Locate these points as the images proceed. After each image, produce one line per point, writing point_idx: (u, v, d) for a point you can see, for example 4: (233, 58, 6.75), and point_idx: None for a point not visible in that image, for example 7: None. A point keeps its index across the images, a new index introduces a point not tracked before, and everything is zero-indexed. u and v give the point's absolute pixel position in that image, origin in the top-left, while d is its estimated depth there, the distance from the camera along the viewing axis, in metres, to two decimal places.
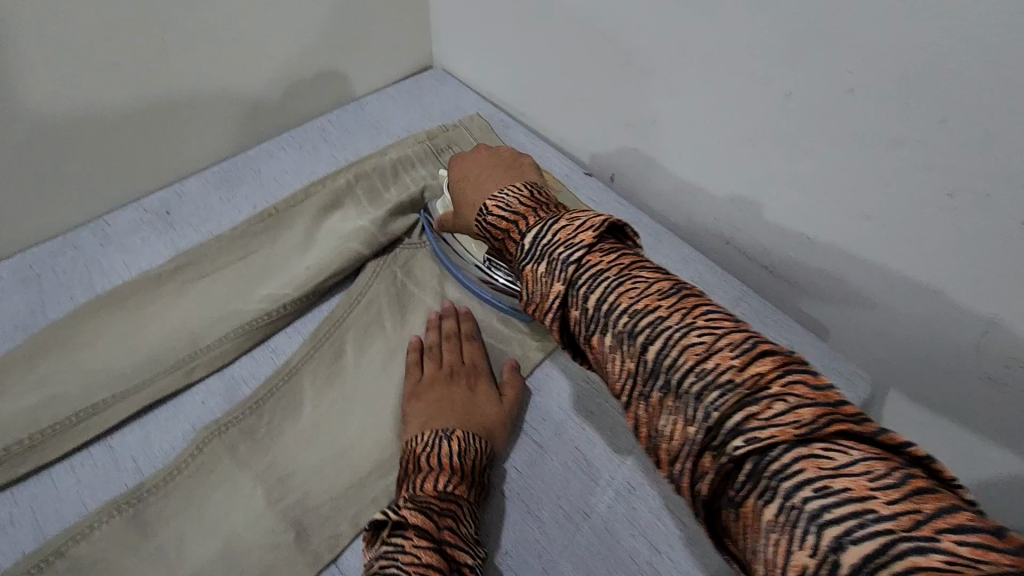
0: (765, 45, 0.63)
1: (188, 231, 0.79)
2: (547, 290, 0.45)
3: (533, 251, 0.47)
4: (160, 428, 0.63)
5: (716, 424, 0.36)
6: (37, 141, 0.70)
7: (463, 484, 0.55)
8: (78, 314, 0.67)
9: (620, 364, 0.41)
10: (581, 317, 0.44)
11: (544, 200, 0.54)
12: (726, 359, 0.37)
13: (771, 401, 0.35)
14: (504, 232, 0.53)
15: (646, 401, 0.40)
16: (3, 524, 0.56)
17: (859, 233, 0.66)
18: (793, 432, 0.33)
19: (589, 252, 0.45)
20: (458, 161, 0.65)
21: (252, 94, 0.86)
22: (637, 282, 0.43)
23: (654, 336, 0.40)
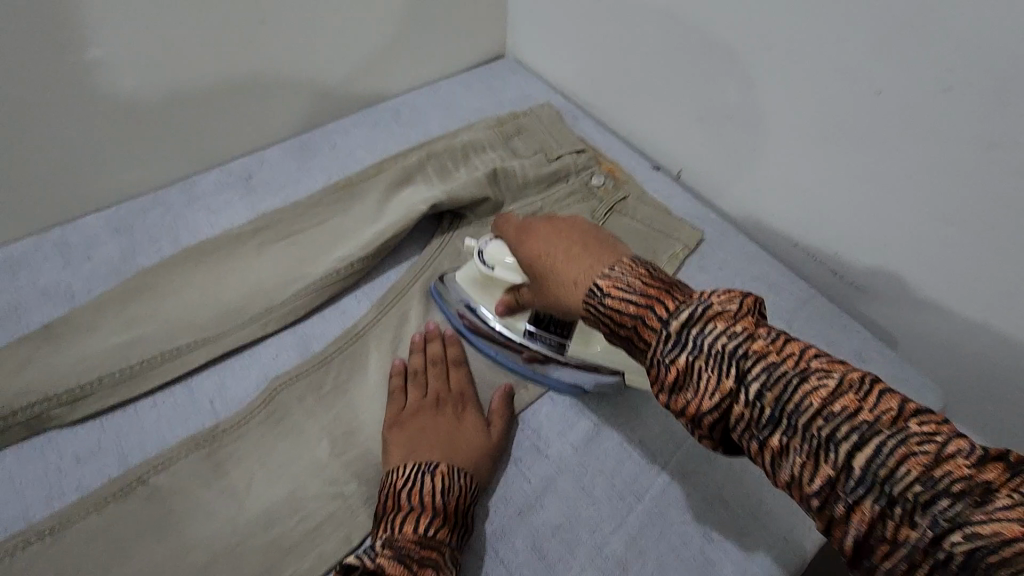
0: (859, 42, 0.62)
1: (268, 195, 0.83)
2: (710, 385, 0.41)
3: (681, 340, 0.42)
4: (236, 376, 0.66)
5: (939, 530, 0.32)
6: (143, 100, 0.76)
7: (446, 526, 0.52)
8: (166, 264, 0.70)
9: (811, 469, 0.37)
10: (755, 416, 0.40)
11: (664, 278, 0.47)
12: (957, 466, 0.33)
13: (1000, 501, 0.32)
14: (632, 320, 0.46)
15: (846, 508, 0.36)
16: (92, 448, 0.60)
17: (939, 238, 0.64)
18: (1022, 528, 0.30)
19: (757, 341, 0.41)
20: (528, 235, 0.59)
21: (338, 69, 0.90)
22: (822, 376, 0.38)
23: (857, 439, 0.36)
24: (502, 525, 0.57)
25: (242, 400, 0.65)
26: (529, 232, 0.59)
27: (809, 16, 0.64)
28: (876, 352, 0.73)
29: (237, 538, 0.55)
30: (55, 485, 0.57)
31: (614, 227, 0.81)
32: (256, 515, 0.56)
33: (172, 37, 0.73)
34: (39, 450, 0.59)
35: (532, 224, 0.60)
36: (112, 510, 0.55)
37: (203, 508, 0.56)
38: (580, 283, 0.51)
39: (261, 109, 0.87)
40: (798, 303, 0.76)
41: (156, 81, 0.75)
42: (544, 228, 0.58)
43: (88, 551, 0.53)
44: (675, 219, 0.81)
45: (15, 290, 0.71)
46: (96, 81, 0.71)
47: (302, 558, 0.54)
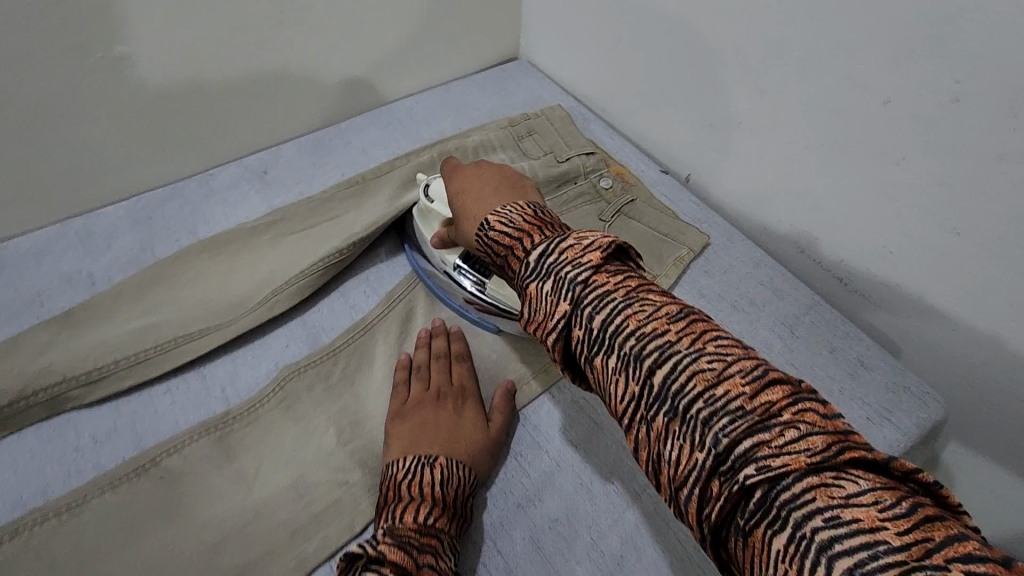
0: (869, 52, 0.62)
1: (282, 190, 0.85)
2: (551, 308, 0.43)
3: (538, 268, 0.44)
4: (248, 365, 0.68)
5: (728, 455, 0.34)
6: (166, 95, 0.78)
7: (445, 516, 0.54)
8: (182, 254, 0.72)
9: (623, 386, 0.39)
10: (585, 339, 0.42)
11: (548, 217, 0.50)
12: (737, 386, 0.35)
13: (786, 429, 0.33)
14: (507, 249, 0.49)
15: (650, 425, 0.38)
16: (108, 431, 0.62)
17: (946, 248, 0.64)
18: (807, 460, 0.32)
19: (599, 270, 0.42)
20: (458, 173, 0.61)
21: (354, 68, 0.92)
22: (645, 304, 0.40)
23: (660, 357, 0.38)
24: (501, 517, 0.59)
25: (253, 387, 0.67)
26: (460, 171, 0.62)
27: (820, 24, 0.65)
28: (881, 360, 0.73)
29: (245, 521, 0.56)
30: (72, 465, 0.59)
31: (621, 230, 0.82)
32: (264, 500, 0.58)
33: (194, 33, 0.75)
34: (59, 430, 0.61)
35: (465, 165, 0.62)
36: (127, 490, 0.57)
37: (212, 491, 0.58)
38: (478, 219, 0.55)
39: (278, 106, 0.89)
40: (803, 309, 0.77)
41: (178, 76, 0.77)
42: (473, 170, 0.60)
43: (102, 528, 0.55)
44: (682, 223, 0.82)
45: (39, 276, 0.74)
46: (122, 77, 0.74)
47: (305, 542, 0.56)
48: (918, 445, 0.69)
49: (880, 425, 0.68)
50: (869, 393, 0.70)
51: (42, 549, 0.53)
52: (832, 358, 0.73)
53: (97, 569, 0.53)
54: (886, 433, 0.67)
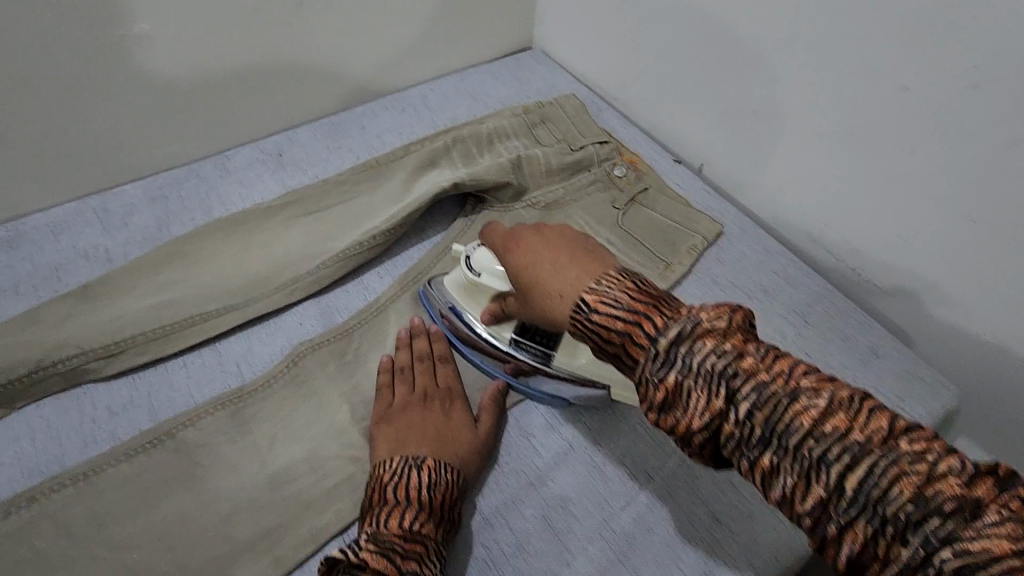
0: (886, 39, 0.62)
1: (297, 173, 0.86)
2: (703, 406, 0.42)
3: (676, 361, 0.43)
4: (262, 342, 0.69)
5: (934, 553, 0.34)
6: (183, 75, 0.79)
7: (432, 520, 0.52)
8: (199, 231, 0.73)
9: (804, 490, 0.38)
10: (746, 436, 0.41)
11: (652, 291, 0.47)
12: (948, 486, 0.35)
13: (990, 521, 0.33)
14: (622, 335, 0.46)
15: (838, 528, 0.37)
16: (124, 403, 0.62)
17: (961, 236, 0.64)
18: (1012, 547, 0.32)
19: (746, 359, 0.42)
20: (517, 242, 0.56)
21: (370, 53, 0.92)
22: (807, 395, 0.40)
23: (842, 456, 0.37)
24: (509, 496, 0.59)
25: (267, 364, 0.67)
26: (517, 241, 0.57)
27: (837, 12, 0.65)
28: (893, 349, 0.73)
29: (259, 494, 0.57)
30: (89, 435, 0.60)
31: (633, 218, 0.82)
32: (277, 473, 0.58)
33: (214, 14, 0.76)
34: (76, 401, 0.62)
35: (518, 232, 0.57)
36: (143, 459, 0.57)
37: (227, 463, 0.58)
38: (567, 298, 0.50)
39: (294, 89, 0.89)
40: (815, 298, 0.77)
41: (197, 57, 0.78)
42: (534, 239, 0.55)
43: (119, 496, 0.55)
44: (694, 211, 0.82)
45: (56, 251, 0.74)
46: (141, 56, 0.74)
47: (318, 515, 0.56)
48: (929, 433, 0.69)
49: None
50: (881, 382, 0.70)
51: (60, 515, 0.54)
52: (844, 347, 0.73)
53: (113, 536, 0.54)
54: None
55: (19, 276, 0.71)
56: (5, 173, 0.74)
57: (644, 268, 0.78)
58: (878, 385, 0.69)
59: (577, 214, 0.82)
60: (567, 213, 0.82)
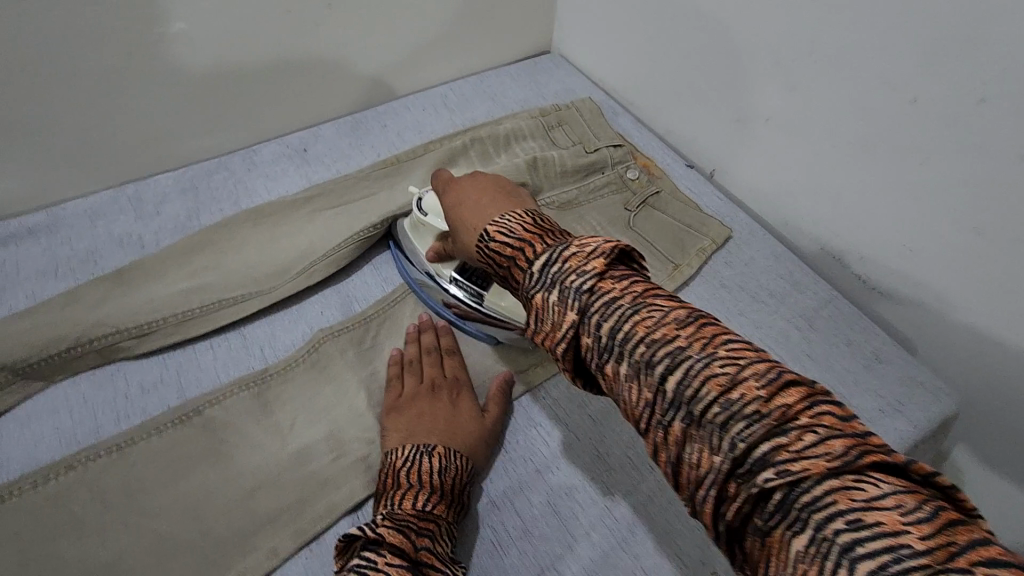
0: (899, 52, 0.64)
1: (321, 168, 0.89)
2: (558, 318, 0.43)
3: (541, 278, 0.44)
4: (285, 327, 0.72)
5: (746, 461, 0.34)
6: (217, 71, 0.82)
7: (443, 503, 0.54)
8: (229, 221, 0.76)
9: (638, 393, 0.39)
10: (593, 346, 0.42)
11: (547, 224, 0.49)
12: (751, 390, 0.35)
13: (803, 433, 0.33)
14: (509, 259, 0.48)
15: (666, 430, 0.38)
16: (156, 381, 0.66)
17: (966, 246, 0.65)
18: (826, 464, 0.32)
19: (603, 277, 0.42)
20: (451, 187, 0.61)
21: (394, 54, 0.96)
22: (654, 310, 0.40)
23: (672, 365, 0.38)
24: (517, 480, 0.62)
25: (289, 348, 0.71)
26: (453, 186, 0.61)
27: (852, 24, 0.67)
28: (896, 354, 0.74)
29: (280, 470, 0.60)
30: (122, 410, 0.64)
31: (645, 220, 0.84)
32: (297, 451, 0.61)
33: (249, 12, 0.79)
34: (110, 377, 0.66)
35: (456, 180, 0.62)
36: (172, 434, 0.61)
37: (251, 440, 0.61)
38: (477, 229, 0.54)
39: (321, 88, 0.93)
40: (821, 303, 0.78)
41: (230, 55, 0.82)
42: (466, 184, 0.60)
43: (149, 467, 0.59)
44: (705, 215, 0.84)
45: (92, 237, 0.78)
46: (178, 53, 0.78)
47: (334, 492, 0.59)
48: (929, 439, 0.70)
49: (892, 417, 0.69)
50: (883, 386, 0.71)
51: (94, 483, 0.57)
52: (848, 351, 0.74)
53: (144, 504, 0.57)
54: (900, 426, 0.69)
55: (57, 259, 0.75)
56: (47, 161, 0.78)
57: (654, 269, 0.80)
58: (881, 389, 0.71)
59: (590, 215, 0.84)
60: (580, 214, 0.84)
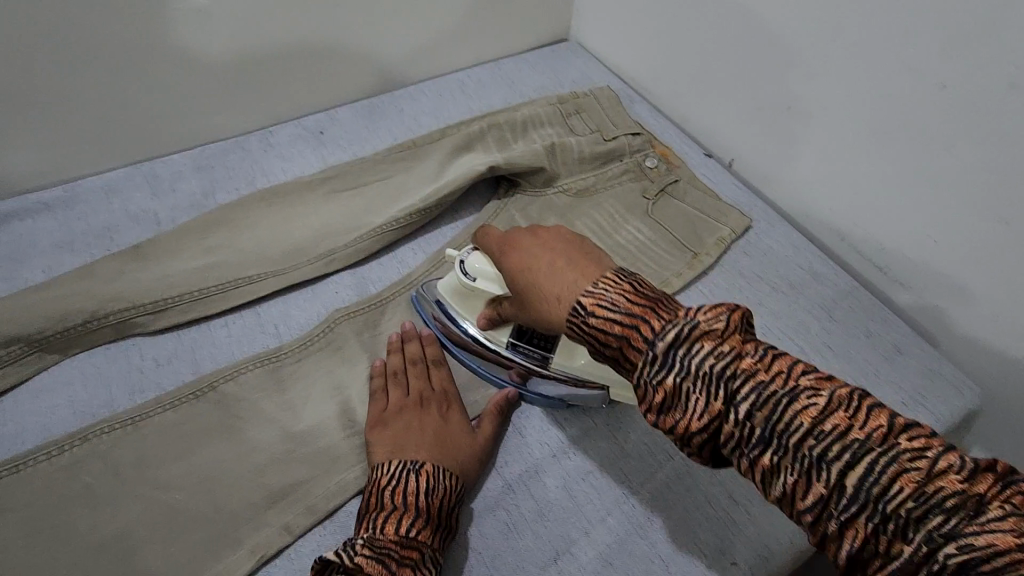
0: (928, 37, 0.63)
1: (338, 150, 0.89)
2: (703, 408, 0.43)
3: (677, 365, 0.44)
4: (301, 306, 0.72)
5: (934, 548, 0.35)
6: (233, 50, 0.82)
7: (429, 527, 0.52)
8: (244, 199, 0.76)
9: (804, 486, 0.39)
10: (744, 435, 0.42)
11: (648, 293, 0.48)
12: (952, 483, 0.36)
13: (987, 514, 0.35)
14: (619, 339, 0.47)
15: (839, 523, 0.38)
16: (171, 356, 0.66)
17: (991, 236, 0.64)
18: (1015, 540, 0.33)
19: (745, 360, 0.43)
20: (513, 248, 0.58)
21: (411, 37, 0.95)
22: (807, 394, 0.41)
23: (845, 454, 0.39)
24: (532, 464, 0.61)
25: (304, 327, 0.70)
26: (514, 246, 0.58)
27: (879, 9, 0.66)
28: (916, 347, 0.73)
29: (292, 449, 0.59)
30: (136, 384, 0.63)
31: (662, 209, 0.83)
32: (309, 429, 0.61)
33: None
34: (125, 351, 0.65)
35: (516, 237, 0.58)
36: (186, 409, 0.60)
37: (264, 416, 0.61)
38: (565, 301, 0.51)
39: (338, 70, 0.92)
40: (841, 295, 0.77)
41: (248, 34, 0.81)
42: (531, 244, 0.56)
43: (162, 441, 0.58)
44: (724, 204, 0.83)
45: (108, 213, 0.78)
46: (195, 31, 0.77)
47: (346, 471, 0.59)
48: (949, 432, 0.69)
49: (913, 410, 0.68)
50: (903, 379, 0.70)
51: (108, 456, 0.57)
52: (868, 342, 0.73)
53: (156, 477, 0.57)
54: (920, 418, 0.68)
55: (74, 234, 0.75)
56: (65, 135, 0.78)
57: (672, 257, 0.79)
58: (901, 382, 0.70)
59: (607, 202, 0.83)
60: (597, 201, 0.83)
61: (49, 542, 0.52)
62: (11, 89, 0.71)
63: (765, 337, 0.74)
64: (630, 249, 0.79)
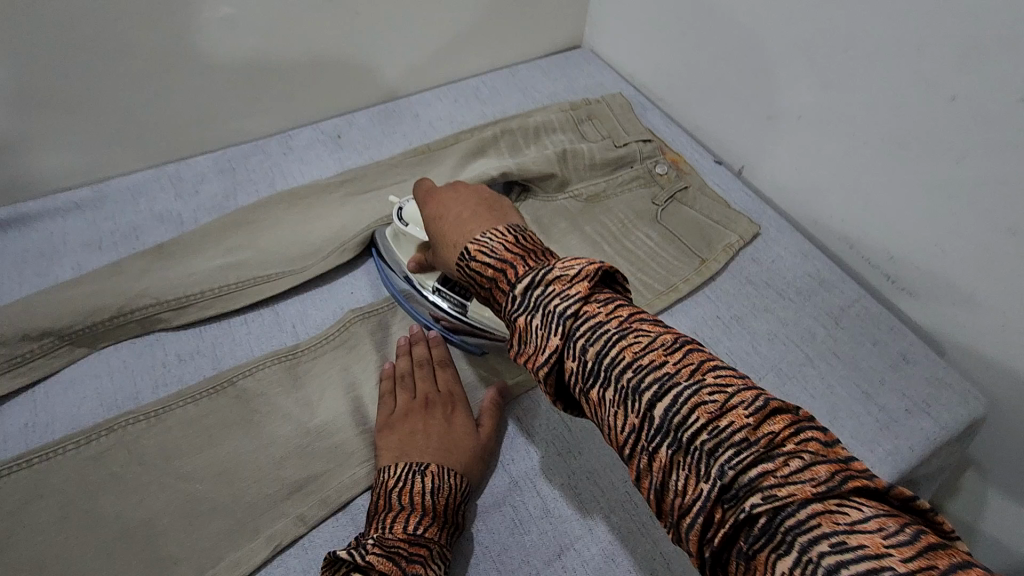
0: (939, 50, 0.63)
1: (355, 154, 0.91)
2: (542, 343, 0.43)
3: (525, 302, 0.45)
4: (318, 305, 0.74)
5: (731, 484, 0.35)
6: (257, 58, 0.84)
7: (435, 525, 0.54)
8: (264, 202, 0.78)
9: (624, 419, 0.40)
10: (581, 370, 0.42)
11: (528, 243, 0.49)
12: (740, 417, 0.37)
13: (788, 459, 0.35)
14: (490, 280, 0.48)
15: (650, 456, 0.39)
16: (193, 351, 0.69)
17: (999, 247, 0.65)
18: (812, 490, 0.33)
19: (588, 302, 0.43)
20: (432, 197, 0.59)
21: (429, 45, 0.97)
22: (640, 335, 0.41)
23: (659, 390, 0.39)
24: (537, 463, 0.63)
25: (321, 325, 0.73)
26: (434, 197, 0.59)
27: (892, 21, 0.66)
28: (923, 356, 0.73)
29: (308, 442, 0.62)
30: (160, 378, 0.66)
31: (672, 215, 0.84)
32: (324, 423, 0.63)
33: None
34: (149, 346, 0.68)
35: (438, 188, 0.60)
36: (207, 402, 0.63)
37: (281, 411, 0.63)
38: (457, 247, 0.53)
39: (357, 76, 0.95)
40: (848, 302, 0.78)
41: (271, 42, 0.84)
42: (447, 195, 0.58)
43: (184, 433, 0.61)
44: (734, 211, 0.84)
45: (134, 213, 0.81)
46: (221, 39, 0.80)
47: (359, 465, 0.61)
48: (953, 440, 0.70)
49: (918, 418, 0.69)
50: (909, 387, 0.71)
51: (133, 446, 0.59)
52: (874, 350, 0.74)
53: (179, 467, 0.59)
54: (925, 427, 0.68)
55: (102, 233, 0.78)
56: (94, 139, 0.81)
57: (680, 263, 0.80)
58: (906, 390, 0.71)
59: (617, 208, 0.85)
60: (607, 207, 0.85)
61: (77, 527, 0.55)
62: (45, 95, 0.74)
63: (771, 342, 0.75)
64: (637, 254, 0.81)
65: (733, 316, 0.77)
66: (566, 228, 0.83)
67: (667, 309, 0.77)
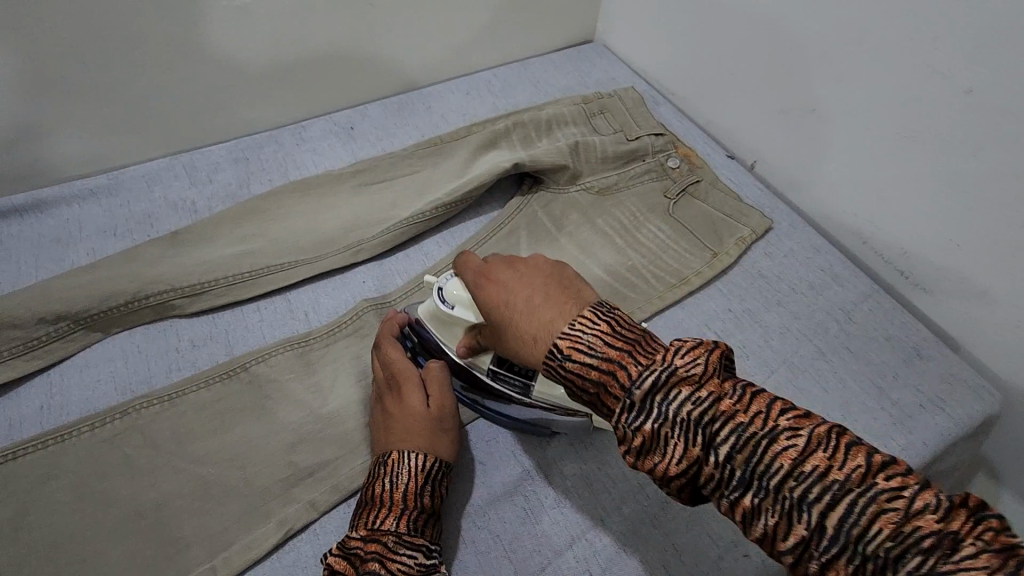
0: (954, 42, 0.63)
1: (367, 145, 0.92)
2: (680, 453, 0.42)
3: (654, 411, 0.43)
4: (330, 295, 0.75)
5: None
6: (271, 48, 0.85)
7: (394, 515, 0.52)
8: (277, 190, 0.78)
9: (785, 528, 0.38)
10: (728, 478, 0.41)
11: (627, 334, 0.46)
12: (922, 520, 0.35)
13: (970, 550, 0.34)
14: (597, 385, 0.46)
15: (820, 566, 0.37)
16: (207, 337, 0.69)
17: (1013, 242, 0.64)
18: None
19: (723, 403, 0.42)
20: (487, 280, 0.55)
21: (441, 37, 0.97)
22: (785, 435, 0.40)
23: (823, 497, 0.38)
24: (548, 453, 0.63)
25: (333, 314, 0.73)
26: (491, 280, 0.55)
27: (906, 15, 0.66)
28: (937, 351, 0.73)
29: (320, 428, 0.62)
30: (174, 363, 0.67)
31: (684, 208, 0.84)
32: (335, 410, 0.63)
33: None
34: (163, 332, 0.69)
35: (491, 268, 0.56)
36: (220, 387, 0.63)
37: (293, 398, 0.64)
38: (543, 341, 0.49)
39: (369, 67, 0.95)
40: (860, 297, 0.77)
41: (284, 32, 0.84)
42: (508, 275, 0.54)
43: (198, 418, 0.61)
44: (746, 205, 0.84)
45: (149, 201, 0.81)
46: (234, 28, 0.80)
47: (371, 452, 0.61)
48: (967, 436, 0.69)
49: (932, 413, 0.68)
50: (922, 382, 0.70)
51: (146, 429, 0.60)
52: (888, 345, 0.73)
53: (191, 451, 0.59)
54: (938, 422, 0.68)
55: (117, 220, 0.79)
56: (110, 127, 0.82)
57: (692, 257, 0.80)
58: (919, 385, 0.70)
59: (629, 201, 0.85)
60: (619, 200, 0.85)
61: (91, 508, 0.55)
62: (61, 82, 0.75)
63: (783, 336, 0.74)
64: (649, 247, 0.81)
65: (745, 309, 0.77)
66: (578, 221, 0.83)
67: (679, 302, 0.77)
